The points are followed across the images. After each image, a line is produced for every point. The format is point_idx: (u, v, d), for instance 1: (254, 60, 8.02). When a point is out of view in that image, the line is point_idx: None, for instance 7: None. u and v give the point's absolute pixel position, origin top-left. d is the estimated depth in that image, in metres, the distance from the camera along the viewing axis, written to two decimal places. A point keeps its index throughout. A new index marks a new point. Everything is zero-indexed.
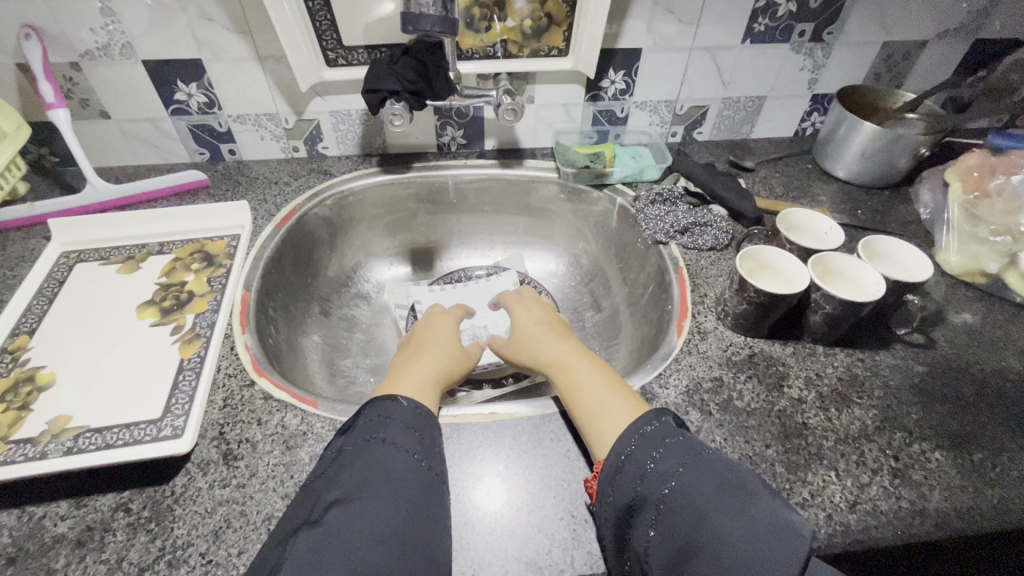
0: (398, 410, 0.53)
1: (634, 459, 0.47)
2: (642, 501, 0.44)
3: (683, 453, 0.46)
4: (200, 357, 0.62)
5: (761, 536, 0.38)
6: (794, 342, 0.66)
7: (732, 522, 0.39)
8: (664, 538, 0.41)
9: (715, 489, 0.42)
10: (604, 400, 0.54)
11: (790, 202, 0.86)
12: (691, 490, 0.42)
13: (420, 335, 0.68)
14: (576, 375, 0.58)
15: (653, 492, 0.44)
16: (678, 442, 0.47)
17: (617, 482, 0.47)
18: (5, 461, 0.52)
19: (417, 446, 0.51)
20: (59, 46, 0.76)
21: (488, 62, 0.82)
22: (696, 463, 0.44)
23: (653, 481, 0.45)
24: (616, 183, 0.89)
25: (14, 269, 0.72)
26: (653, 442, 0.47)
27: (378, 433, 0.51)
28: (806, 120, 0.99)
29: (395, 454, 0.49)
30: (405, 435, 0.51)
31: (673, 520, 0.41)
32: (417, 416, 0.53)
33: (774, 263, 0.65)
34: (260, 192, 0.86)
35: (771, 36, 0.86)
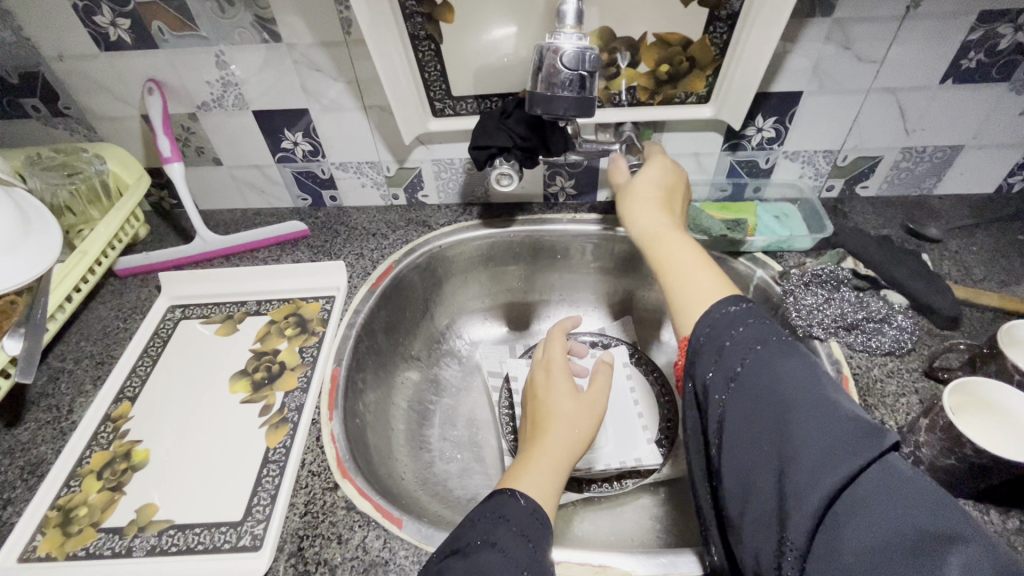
0: (516, 509, 0.47)
1: (720, 326, 0.45)
2: (716, 375, 0.42)
3: (763, 335, 0.43)
4: (286, 447, 0.58)
5: (830, 428, 0.35)
6: (1020, 512, 0.48)
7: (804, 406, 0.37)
8: (734, 409, 0.40)
9: (784, 372, 0.40)
10: (695, 272, 0.52)
11: (998, 293, 0.66)
12: (768, 368, 0.40)
13: (535, 410, 0.59)
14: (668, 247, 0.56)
15: (725, 368, 0.42)
16: (762, 327, 0.44)
17: (693, 358, 0.45)
18: (94, 555, 0.51)
19: (525, 558, 0.44)
20: (179, 98, 0.76)
21: (612, 110, 0.71)
22: (776, 349, 0.42)
23: (729, 355, 0.43)
24: (756, 252, 0.74)
25: (127, 322, 0.73)
26: (735, 319, 0.45)
27: (487, 536, 0.44)
28: (1016, 174, 0.77)
29: (501, 565, 0.42)
30: (515, 543, 0.44)
31: (743, 400, 0.40)
32: (531, 519, 0.47)
33: (1004, 407, 0.48)
34: (357, 245, 0.82)
35: (985, 74, 0.67)
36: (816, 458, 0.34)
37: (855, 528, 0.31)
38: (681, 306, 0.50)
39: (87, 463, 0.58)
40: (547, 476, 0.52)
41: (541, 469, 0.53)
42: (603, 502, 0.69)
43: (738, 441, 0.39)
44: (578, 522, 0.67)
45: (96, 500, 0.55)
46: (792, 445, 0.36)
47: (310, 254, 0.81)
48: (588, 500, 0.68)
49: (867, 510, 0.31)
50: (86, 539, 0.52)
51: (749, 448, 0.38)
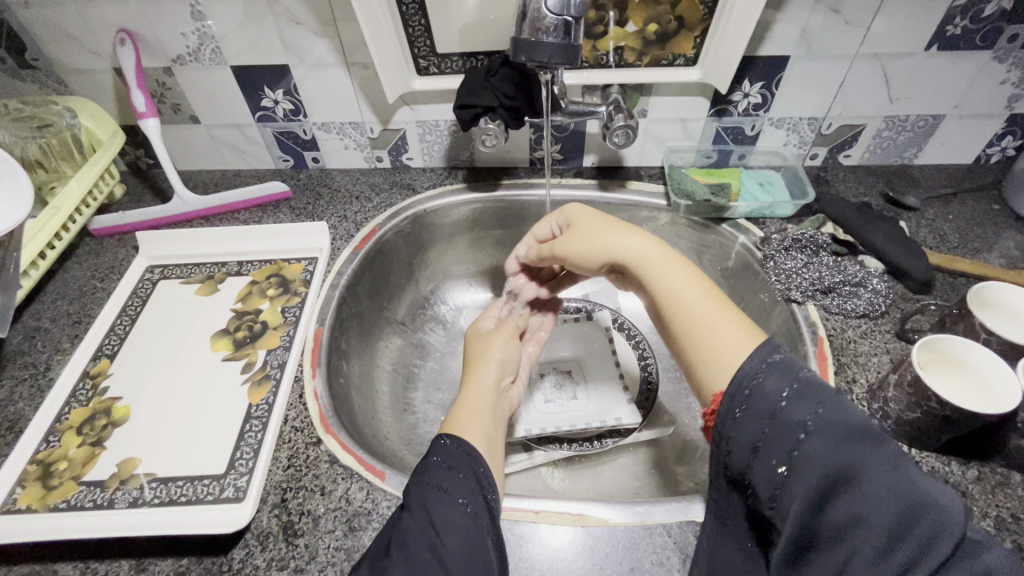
0: (443, 450, 0.48)
1: (765, 386, 0.36)
2: (768, 447, 0.35)
3: (819, 388, 0.35)
4: (269, 404, 0.58)
5: (917, 510, 0.30)
6: (979, 463, 0.50)
7: (885, 483, 0.31)
8: (794, 489, 0.33)
9: (856, 438, 0.32)
10: (712, 316, 0.45)
11: (970, 259, 0.68)
12: (837, 436, 0.33)
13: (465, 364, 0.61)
14: (677, 284, 0.48)
15: (784, 437, 0.34)
16: (815, 378, 0.36)
17: (733, 418, 0.37)
18: (75, 506, 0.51)
19: (464, 489, 0.45)
20: (153, 51, 0.73)
21: (599, 71, 0.70)
22: (840, 415, 0.33)
23: (786, 421, 0.34)
24: (738, 218, 0.74)
25: (104, 281, 0.72)
26: (785, 370, 0.36)
27: (424, 478, 0.45)
28: (994, 145, 0.78)
29: (446, 502, 0.44)
30: (450, 479, 0.45)
31: (808, 476, 0.33)
32: (459, 455, 0.48)
33: (967, 363, 0.50)
34: (341, 207, 0.81)
35: (969, 41, 0.67)
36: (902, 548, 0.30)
37: None
38: (710, 359, 0.43)
39: (65, 419, 0.57)
40: (481, 422, 0.53)
41: (472, 414, 0.53)
42: (584, 461, 0.70)
43: (806, 522, 0.33)
44: (558, 480, 0.69)
45: (76, 454, 0.55)
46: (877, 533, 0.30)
47: (291, 216, 0.80)
48: (570, 459, 0.70)
49: None
50: (67, 492, 0.52)
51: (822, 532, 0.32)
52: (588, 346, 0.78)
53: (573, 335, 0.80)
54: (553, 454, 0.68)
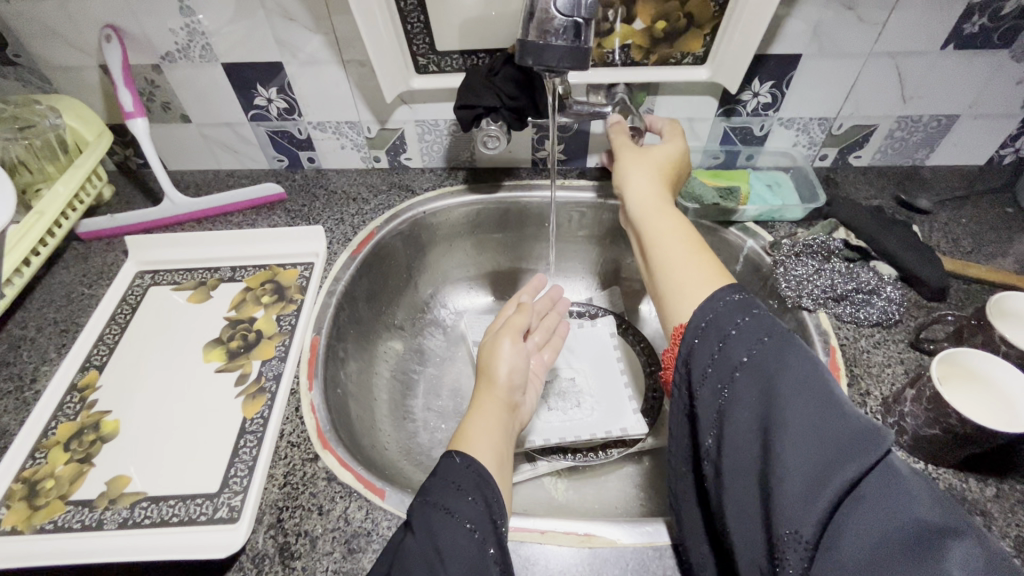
0: (452, 469, 0.46)
1: (716, 322, 0.44)
2: (718, 369, 0.42)
3: (764, 327, 0.42)
4: (264, 417, 0.56)
5: (838, 428, 0.35)
6: (998, 480, 0.49)
7: (810, 401, 0.37)
8: (737, 404, 0.40)
9: (787, 363, 0.39)
10: (684, 261, 0.52)
11: (985, 265, 0.66)
12: (772, 359, 0.40)
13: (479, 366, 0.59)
14: (660, 231, 0.55)
15: (728, 359, 0.42)
16: (764, 316, 0.43)
17: (694, 348, 0.44)
18: (62, 528, 0.49)
19: (473, 513, 0.43)
20: (141, 48, 0.70)
21: (605, 70, 0.68)
22: (780, 343, 0.41)
23: (732, 348, 0.42)
24: (747, 221, 0.72)
25: (92, 288, 0.69)
26: (739, 309, 0.44)
27: (430, 499, 0.44)
28: (1008, 147, 0.76)
29: (452, 527, 0.42)
30: (458, 501, 0.44)
31: (745, 393, 0.40)
32: (468, 474, 0.46)
33: (988, 377, 0.48)
34: (338, 209, 0.79)
35: (988, 39, 0.65)
36: (820, 456, 0.35)
37: (864, 527, 0.32)
38: (674, 297, 0.50)
39: (52, 434, 0.55)
40: (491, 438, 0.51)
41: (483, 431, 0.51)
42: (588, 471, 0.69)
43: (740, 430, 0.39)
44: (562, 491, 0.67)
45: (64, 472, 0.52)
46: (799, 441, 0.35)
47: (286, 219, 0.77)
48: (574, 469, 0.69)
49: (869, 505, 0.33)
50: (53, 512, 0.50)
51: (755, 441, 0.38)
52: (594, 352, 0.76)
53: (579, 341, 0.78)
54: (557, 464, 0.66)
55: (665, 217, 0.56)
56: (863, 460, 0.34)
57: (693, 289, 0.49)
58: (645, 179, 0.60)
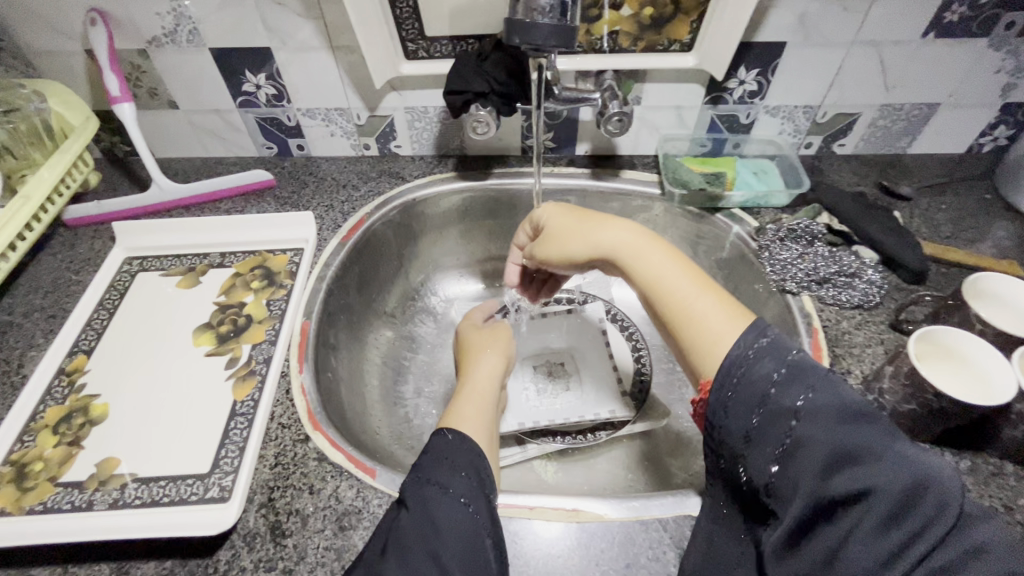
0: (444, 446, 0.47)
1: (755, 374, 0.39)
2: (768, 429, 0.38)
3: (807, 371, 0.38)
4: (254, 400, 0.56)
5: (915, 476, 0.33)
6: (972, 453, 0.50)
7: (879, 452, 0.34)
8: (793, 470, 0.36)
9: (842, 413, 0.36)
10: (693, 301, 0.48)
11: (963, 249, 0.67)
12: (827, 414, 0.36)
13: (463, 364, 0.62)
14: (659, 266, 0.51)
15: (778, 418, 0.38)
16: (804, 361, 0.39)
17: (732, 404, 0.40)
18: (52, 509, 0.49)
19: (465, 488, 0.44)
20: (127, 32, 0.70)
21: (593, 57, 0.69)
22: (830, 391, 0.37)
23: (779, 404, 0.38)
24: (733, 208, 0.73)
25: (80, 274, 0.69)
26: (775, 357, 0.40)
27: (422, 475, 0.44)
28: (987, 135, 0.78)
29: (444, 500, 0.43)
30: (450, 476, 0.44)
31: (802, 458, 0.36)
32: (461, 451, 0.47)
33: (963, 351, 0.49)
34: (327, 196, 0.79)
35: (967, 28, 0.66)
36: (905, 509, 0.32)
37: None
38: (693, 341, 0.46)
39: (40, 418, 0.55)
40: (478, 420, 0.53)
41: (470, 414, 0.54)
42: (577, 454, 0.70)
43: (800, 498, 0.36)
44: (551, 473, 0.68)
45: (53, 455, 0.52)
46: (885, 503, 0.33)
47: (276, 205, 0.77)
48: (563, 452, 0.70)
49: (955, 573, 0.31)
50: (43, 494, 0.50)
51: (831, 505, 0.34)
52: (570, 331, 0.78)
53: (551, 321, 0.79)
54: (547, 446, 0.67)
55: (656, 252, 0.52)
56: (941, 525, 0.32)
57: (713, 334, 0.45)
58: (613, 227, 0.55)
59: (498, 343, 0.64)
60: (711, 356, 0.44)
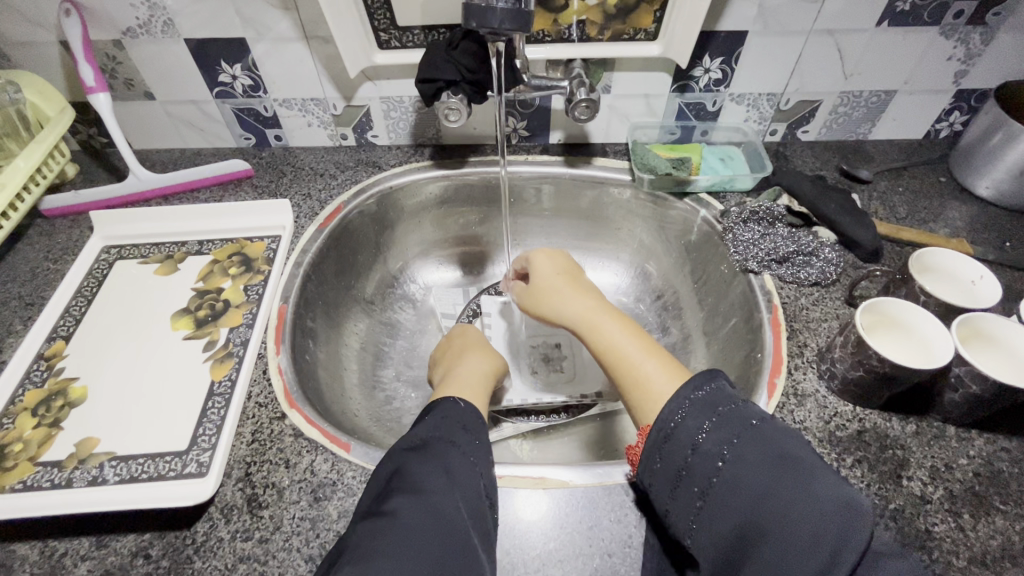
0: (457, 411, 0.49)
1: (683, 429, 0.42)
2: (695, 472, 0.40)
3: (736, 422, 0.41)
4: (231, 380, 0.58)
5: (824, 515, 0.34)
6: (917, 418, 0.53)
7: (789, 500, 0.35)
8: (718, 512, 0.38)
9: (760, 462, 0.38)
10: (641, 362, 0.50)
11: (917, 228, 0.71)
12: (748, 460, 0.39)
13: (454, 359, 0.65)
14: (612, 332, 0.54)
15: (704, 464, 0.40)
16: (732, 412, 0.41)
17: (664, 450, 0.42)
18: (31, 487, 0.50)
19: (474, 448, 0.47)
20: (101, 23, 0.70)
21: (562, 46, 0.71)
22: (754, 438, 0.39)
23: (705, 451, 0.40)
24: (700, 192, 0.76)
25: (58, 262, 0.70)
26: (706, 410, 0.42)
27: (437, 431, 0.47)
28: (943, 120, 0.81)
29: (457, 456, 0.45)
30: (461, 436, 0.47)
31: (723, 500, 0.38)
32: (471, 417, 0.49)
33: (904, 323, 0.53)
34: (305, 185, 0.80)
35: (919, 17, 0.69)
36: (806, 557, 0.33)
37: None
38: (636, 399, 0.48)
39: (20, 401, 0.56)
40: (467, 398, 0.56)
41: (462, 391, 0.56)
42: (552, 432, 0.72)
43: (722, 540, 0.38)
44: (526, 451, 0.70)
45: (32, 436, 0.53)
46: (793, 538, 0.34)
47: (254, 194, 0.78)
48: (538, 431, 0.72)
49: None
50: (23, 473, 0.51)
51: (744, 553, 0.36)
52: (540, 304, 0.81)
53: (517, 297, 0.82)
54: (522, 425, 0.71)
55: (612, 319, 0.55)
56: (851, 557, 0.32)
57: (653, 394, 0.47)
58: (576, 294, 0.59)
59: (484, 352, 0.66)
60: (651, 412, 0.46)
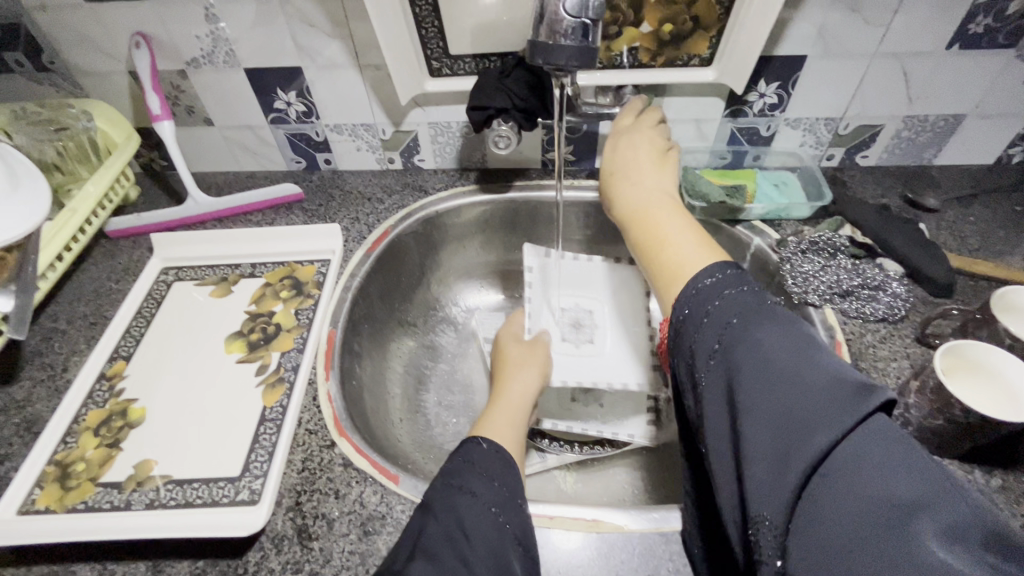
0: (479, 453, 0.49)
1: (711, 293, 0.41)
2: (701, 343, 0.39)
3: (753, 300, 0.39)
4: (283, 406, 0.58)
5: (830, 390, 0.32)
6: (1003, 471, 0.49)
7: (790, 368, 0.34)
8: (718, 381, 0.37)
9: (763, 357, 0.35)
10: (675, 237, 0.50)
11: (992, 262, 0.66)
12: (756, 331, 0.37)
13: (500, 372, 0.62)
14: (656, 212, 0.54)
15: (711, 334, 0.39)
16: (752, 293, 0.40)
17: (683, 321, 0.41)
18: (92, 508, 0.51)
19: (497, 498, 0.45)
20: (168, 54, 0.74)
21: (614, 72, 0.70)
22: (766, 315, 0.38)
23: (715, 320, 0.39)
24: (754, 220, 0.74)
25: (120, 283, 0.72)
26: (731, 311, 0.39)
27: (455, 480, 0.45)
28: (1017, 145, 0.77)
29: (476, 508, 0.43)
30: (483, 485, 0.45)
31: (725, 370, 0.37)
32: (495, 461, 0.48)
33: (993, 369, 0.49)
34: (353, 209, 0.81)
35: (992, 39, 0.65)
36: (788, 431, 0.32)
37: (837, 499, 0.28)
38: (662, 272, 0.48)
39: (83, 420, 0.58)
40: (508, 426, 0.54)
41: (500, 422, 0.54)
42: (595, 466, 0.71)
43: (718, 408, 0.36)
44: (571, 483, 0.70)
45: (93, 456, 0.55)
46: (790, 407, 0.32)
47: (304, 218, 0.80)
48: (582, 463, 0.71)
49: (851, 476, 0.29)
50: (84, 493, 0.52)
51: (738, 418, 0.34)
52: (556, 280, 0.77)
53: (565, 274, 0.75)
54: (566, 457, 0.70)
55: (667, 205, 0.54)
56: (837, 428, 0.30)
57: (681, 261, 0.47)
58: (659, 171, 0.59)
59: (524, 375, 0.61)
60: (674, 278, 0.46)
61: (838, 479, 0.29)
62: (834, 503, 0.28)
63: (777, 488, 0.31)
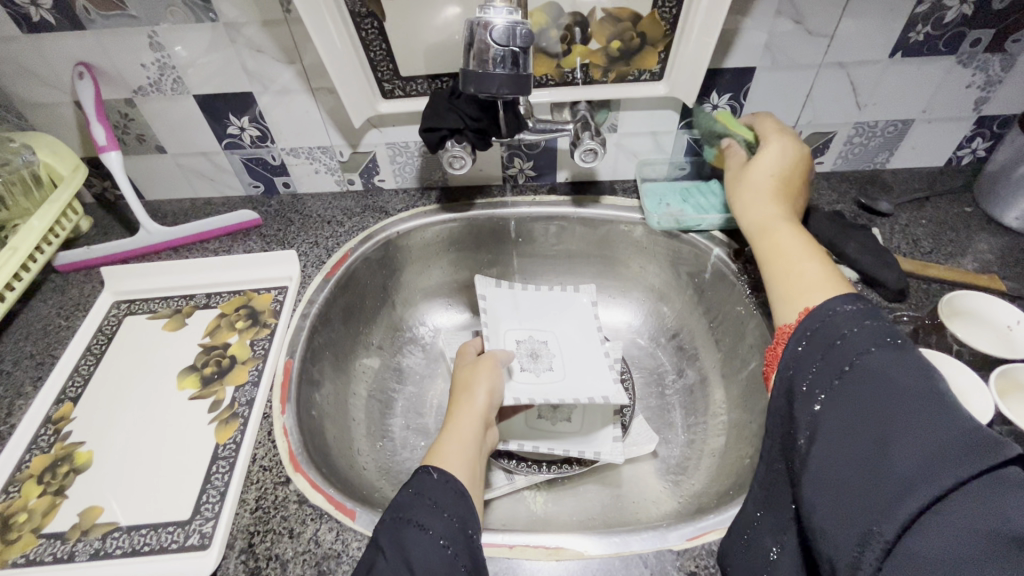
0: (430, 484, 0.47)
1: (842, 317, 0.42)
2: (820, 374, 0.41)
3: (877, 334, 0.40)
4: (236, 443, 0.57)
5: (962, 437, 0.32)
6: None
7: (920, 411, 0.35)
8: (837, 414, 0.38)
9: (902, 391, 0.36)
10: (801, 262, 0.53)
11: (943, 264, 0.68)
12: (882, 369, 0.38)
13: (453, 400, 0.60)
14: (770, 242, 0.57)
15: (835, 363, 0.40)
16: (881, 326, 0.41)
17: (812, 337, 0.43)
18: (34, 562, 0.49)
19: (448, 530, 0.44)
20: (114, 83, 0.72)
21: (567, 89, 0.70)
22: (898, 354, 0.39)
23: (842, 351, 0.40)
24: (712, 230, 0.74)
25: (69, 319, 0.70)
26: (874, 339, 0.40)
27: (404, 516, 0.44)
28: (964, 147, 0.78)
29: (425, 543, 0.42)
30: (433, 518, 0.44)
31: (849, 401, 0.38)
32: (446, 491, 0.47)
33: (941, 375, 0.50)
34: (312, 233, 0.80)
35: (933, 47, 0.67)
36: (911, 467, 0.33)
37: (954, 535, 0.30)
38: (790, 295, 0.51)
39: (26, 468, 0.56)
40: (461, 453, 0.53)
41: (455, 447, 0.53)
42: (566, 483, 0.70)
43: (835, 437, 0.37)
44: (541, 504, 0.68)
45: (37, 505, 0.53)
46: (917, 448, 0.33)
47: (262, 244, 0.78)
48: (553, 482, 0.69)
49: (970, 519, 0.30)
50: (25, 546, 0.50)
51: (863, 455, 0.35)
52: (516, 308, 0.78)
53: (525, 301, 0.78)
54: (535, 476, 0.68)
55: (786, 222, 0.57)
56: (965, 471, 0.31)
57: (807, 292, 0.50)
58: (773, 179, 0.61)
59: (473, 404, 0.59)
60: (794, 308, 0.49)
61: (957, 520, 0.30)
62: (946, 536, 0.30)
63: (892, 509, 0.33)
